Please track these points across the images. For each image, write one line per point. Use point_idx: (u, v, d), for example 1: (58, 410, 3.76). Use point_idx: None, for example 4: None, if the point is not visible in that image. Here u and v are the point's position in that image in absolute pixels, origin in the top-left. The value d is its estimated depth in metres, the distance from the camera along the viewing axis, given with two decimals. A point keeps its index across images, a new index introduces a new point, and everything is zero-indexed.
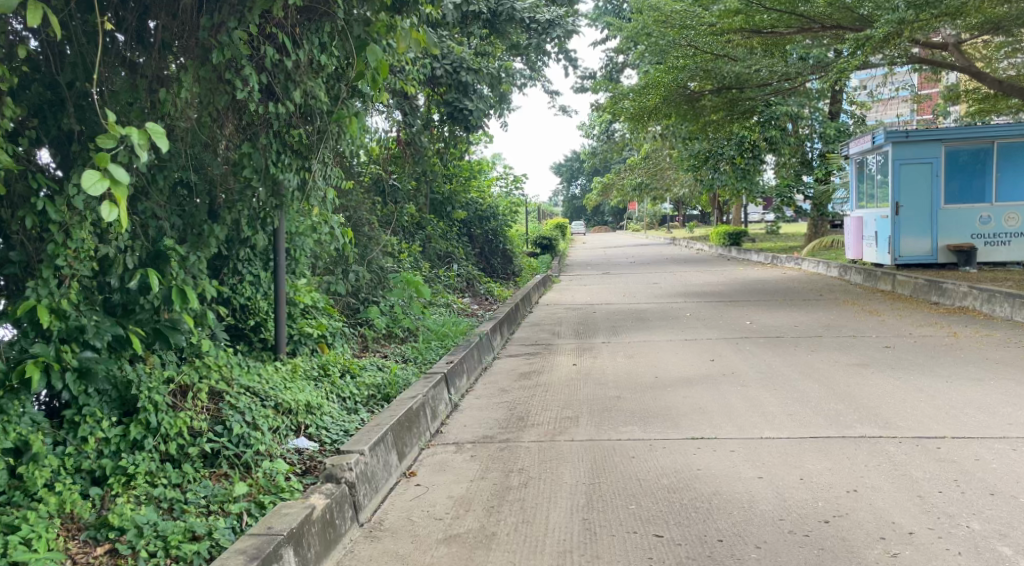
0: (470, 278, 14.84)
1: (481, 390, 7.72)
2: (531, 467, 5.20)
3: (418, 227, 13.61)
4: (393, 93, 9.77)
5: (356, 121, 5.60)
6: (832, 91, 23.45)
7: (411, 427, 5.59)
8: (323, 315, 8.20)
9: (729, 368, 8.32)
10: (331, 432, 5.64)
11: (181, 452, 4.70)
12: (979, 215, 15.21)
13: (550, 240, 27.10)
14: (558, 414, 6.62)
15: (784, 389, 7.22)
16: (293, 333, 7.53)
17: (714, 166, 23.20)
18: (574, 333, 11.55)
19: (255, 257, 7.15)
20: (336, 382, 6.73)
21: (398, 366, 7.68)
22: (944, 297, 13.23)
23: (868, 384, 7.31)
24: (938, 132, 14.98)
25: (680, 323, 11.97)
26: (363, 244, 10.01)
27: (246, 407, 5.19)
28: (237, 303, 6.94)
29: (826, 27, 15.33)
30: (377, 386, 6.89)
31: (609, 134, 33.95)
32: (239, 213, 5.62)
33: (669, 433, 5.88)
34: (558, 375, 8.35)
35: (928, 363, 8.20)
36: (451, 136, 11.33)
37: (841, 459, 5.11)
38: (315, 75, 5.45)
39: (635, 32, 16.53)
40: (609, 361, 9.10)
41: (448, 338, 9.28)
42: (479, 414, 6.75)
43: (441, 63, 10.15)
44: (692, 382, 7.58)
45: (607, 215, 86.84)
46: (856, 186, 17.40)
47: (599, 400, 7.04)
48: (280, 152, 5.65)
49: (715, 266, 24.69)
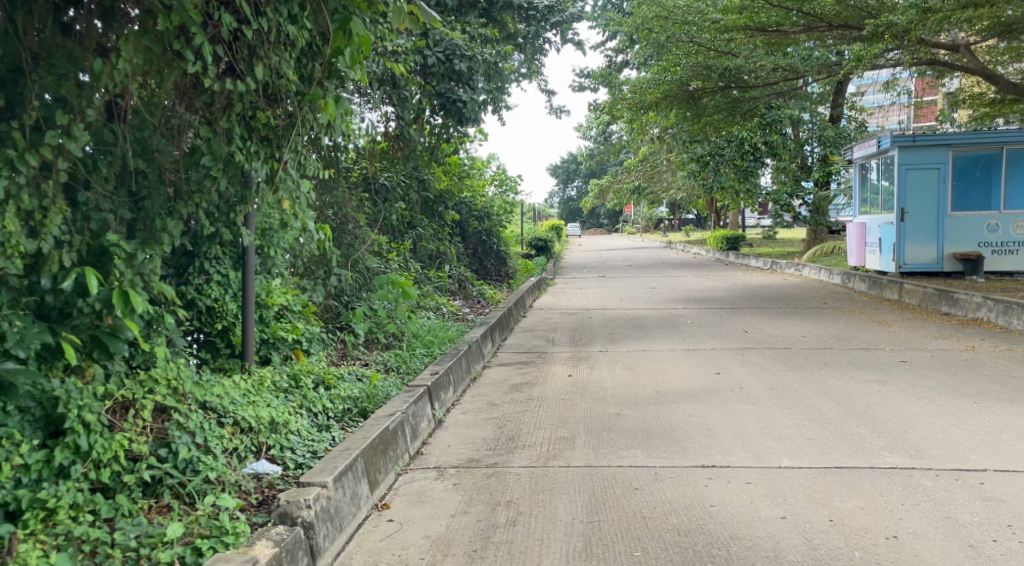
0: (461, 280, 14.26)
1: (468, 404, 7.10)
2: (521, 501, 4.58)
3: (408, 226, 12.99)
4: (381, 80, 9.19)
5: (334, 103, 5.02)
6: (834, 94, 22.78)
7: (386, 451, 4.95)
8: (299, 319, 7.60)
9: (737, 382, 7.72)
10: (297, 454, 5.07)
11: (115, 479, 4.07)
12: (987, 223, 14.60)
13: (546, 242, 26.56)
14: (552, 434, 6.01)
15: (799, 408, 6.64)
16: (264, 337, 7.01)
17: (714, 169, 22.35)
18: (569, 340, 10.94)
19: (224, 254, 6.56)
20: (308, 394, 6.14)
21: (378, 377, 7.10)
22: (955, 307, 12.65)
23: (890, 404, 6.73)
24: (946, 137, 14.36)
25: (680, 332, 11.38)
26: (346, 244, 9.39)
27: (198, 426, 4.56)
28: (202, 306, 6.37)
29: (834, 26, 14.79)
30: (354, 399, 6.30)
31: (606, 135, 33.31)
32: (197, 207, 4.99)
33: (675, 459, 5.27)
34: (552, 388, 7.74)
35: (952, 381, 7.63)
36: (443, 131, 10.69)
37: (873, 496, 4.56)
38: (285, 50, 4.91)
39: (636, 27, 15.92)
40: (607, 371, 8.50)
41: (434, 345, 8.64)
42: (465, 432, 6.14)
43: (433, 51, 9.58)
44: (699, 397, 6.98)
45: (601, 216, 86.46)
46: (858, 190, 16.89)
47: (597, 418, 6.43)
48: (244, 138, 5.05)
49: (715, 271, 24.10)
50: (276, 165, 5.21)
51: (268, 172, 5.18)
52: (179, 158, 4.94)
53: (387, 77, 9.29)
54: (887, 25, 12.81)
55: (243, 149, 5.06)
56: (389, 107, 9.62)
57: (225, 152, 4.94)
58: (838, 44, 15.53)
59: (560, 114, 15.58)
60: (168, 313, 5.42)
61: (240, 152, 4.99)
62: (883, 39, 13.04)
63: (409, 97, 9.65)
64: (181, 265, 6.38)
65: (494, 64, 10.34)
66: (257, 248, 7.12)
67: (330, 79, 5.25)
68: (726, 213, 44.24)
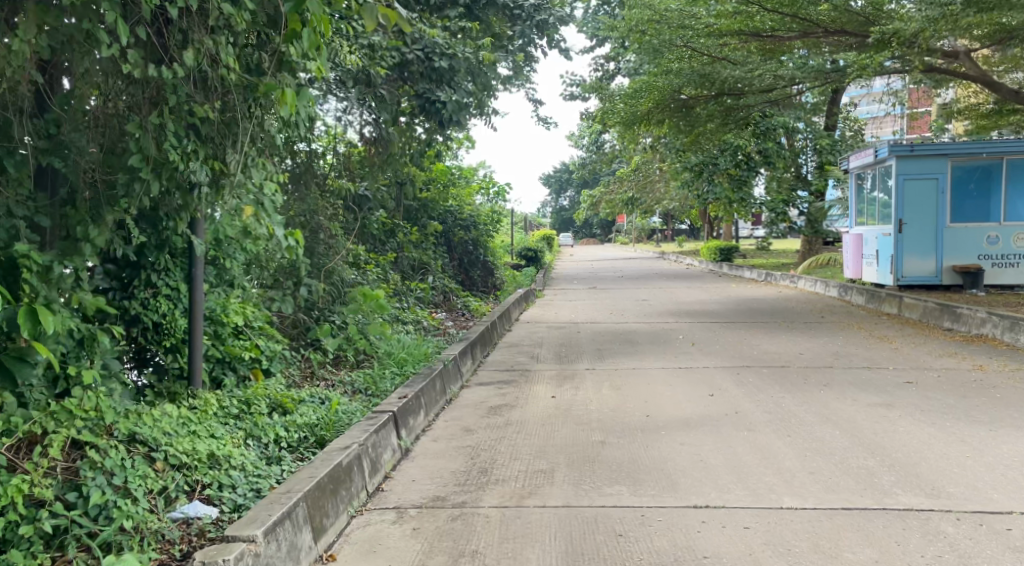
0: (446, 292, 13.68)
1: (441, 430, 6.53)
2: (488, 551, 4.06)
3: (390, 235, 12.42)
4: (354, 80, 8.62)
5: (291, 93, 4.56)
6: (829, 104, 22.27)
7: (337, 491, 4.43)
8: (260, 336, 7.03)
9: (732, 406, 7.16)
10: (238, 492, 4.52)
11: (10, 531, 3.55)
12: (986, 235, 14.09)
13: (536, 252, 25.98)
14: (529, 466, 5.46)
15: (801, 436, 6.07)
16: (218, 357, 6.46)
17: (708, 179, 21.98)
18: (556, 356, 10.36)
19: (173, 265, 6.02)
20: (260, 420, 5.61)
21: (343, 400, 6.53)
22: (958, 322, 12.13)
23: (899, 432, 6.17)
24: (943, 147, 13.92)
25: (671, 348, 10.82)
26: (318, 255, 8.85)
27: (118, 465, 4.02)
28: (148, 323, 5.84)
29: (830, 31, 14.31)
30: (312, 426, 5.75)
31: (598, 145, 32.82)
32: (125, 215, 4.46)
33: (665, 498, 4.71)
34: (533, 411, 7.18)
35: (963, 406, 7.07)
36: (425, 137, 10.09)
37: (888, 545, 4.02)
38: (222, 34, 4.45)
39: (627, 32, 15.40)
40: (593, 393, 7.92)
41: (408, 364, 8.03)
42: (433, 465, 5.56)
43: (410, 49, 8.99)
44: (692, 424, 6.43)
45: (593, 227, 86.06)
46: (855, 201, 16.35)
47: (579, 447, 5.87)
48: (179, 137, 4.54)
49: (708, 283, 23.58)
50: (220, 166, 4.77)
51: (209, 173, 4.72)
52: (98, 158, 4.40)
53: (360, 76, 8.70)
54: (900, 28, 12.25)
55: (181, 147, 4.58)
56: (365, 110, 9.10)
57: (158, 153, 4.46)
58: (832, 52, 14.81)
59: (547, 124, 15.06)
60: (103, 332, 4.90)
61: (176, 152, 4.50)
62: (890, 46, 12.56)
63: (386, 97, 9.07)
64: (126, 278, 5.85)
65: (477, 68, 9.77)
66: (211, 259, 6.56)
67: (286, 72, 4.77)
68: (722, 225, 43.71)
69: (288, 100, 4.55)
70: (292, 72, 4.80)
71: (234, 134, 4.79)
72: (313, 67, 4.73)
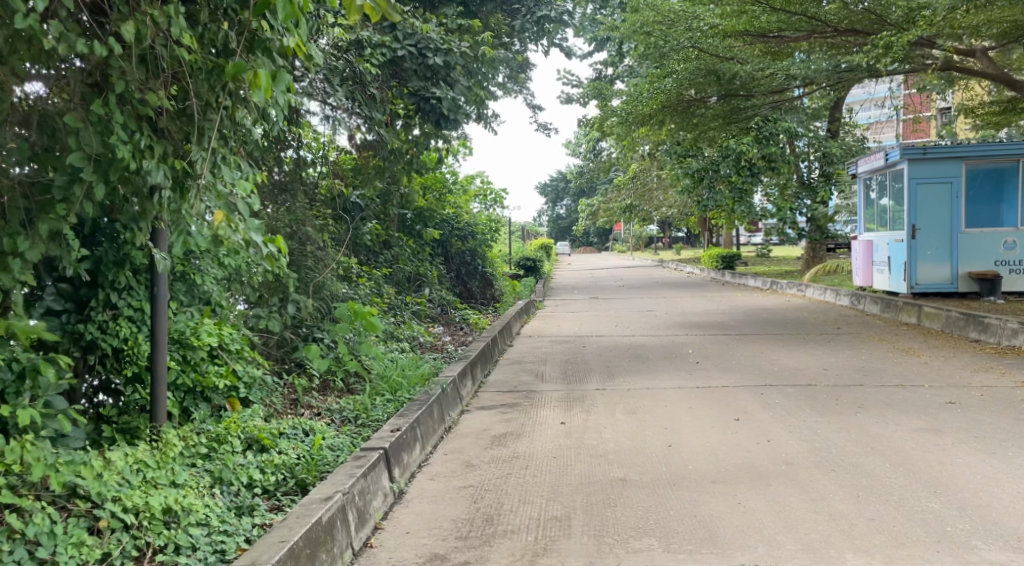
0: (444, 304, 13.01)
1: (440, 466, 5.82)
2: None
3: (384, 247, 11.70)
4: (348, 82, 7.99)
5: (265, 74, 3.92)
6: (831, 106, 21.62)
7: (312, 556, 3.85)
8: (238, 360, 6.25)
9: (762, 434, 6.45)
10: (196, 554, 3.86)
11: None
12: (1003, 240, 13.41)
13: (535, 262, 25.24)
14: (543, 511, 4.80)
15: (847, 471, 5.39)
16: (190, 385, 5.74)
17: (709, 186, 21.61)
18: (561, 375, 9.64)
19: (136, 282, 5.32)
20: (232, 461, 4.92)
21: (327, 434, 5.82)
22: (985, 333, 11.42)
23: (957, 465, 5.48)
24: (958, 149, 13.27)
25: (683, 364, 10.10)
26: (305, 269, 8.11)
27: (46, 531, 3.48)
28: (107, 349, 5.14)
29: (840, 31, 13.43)
30: (290, 469, 5.07)
31: (596, 153, 32.22)
32: (63, 224, 3.80)
33: (706, 557, 4.12)
34: (543, 439, 6.49)
35: (1019, 430, 6.36)
36: (421, 140, 9.19)
37: None
38: (173, 4, 3.83)
39: (631, 33, 14.68)
40: (607, 417, 7.22)
41: (402, 389, 7.26)
42: (432, 510, 4.88)
43: (401, 44, 8.26)
44: (722, 459, 5.72)
45: (590, 235, 85.65)
46: (864, 207, 15.66)
47: (598, 487, 5.21)
48: (128, 135, 3.89)
49: (714, 292, 22.85)
50: (184, 166, 4.08)
51: (169, 174, 4.04)
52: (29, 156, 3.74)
53: (348, 74, 8.02)
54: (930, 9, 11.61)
55: (131, 142, 3.88)
56: (358, 114, 8.24)
57: (103, 150, 3.81)
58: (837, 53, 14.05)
59: (547, 131, 14.42)
60: (51, 361, 4.22)
61: (125, 148, 3.82)
62: (915, 25, 11.90)
63: (376, 95, 8.28)
64: (82, 297, 5.15)
65: (473, 65, 9.03)
66: (179, 274, 5.86)
67: (261, 55, 4.15)
68: (722, 231, 43.10)
69: (261, 83, 3.92)
70: (266, 53, 4.16)
71: (202, 123, 4.12)
72: (290, 44, 4.14)
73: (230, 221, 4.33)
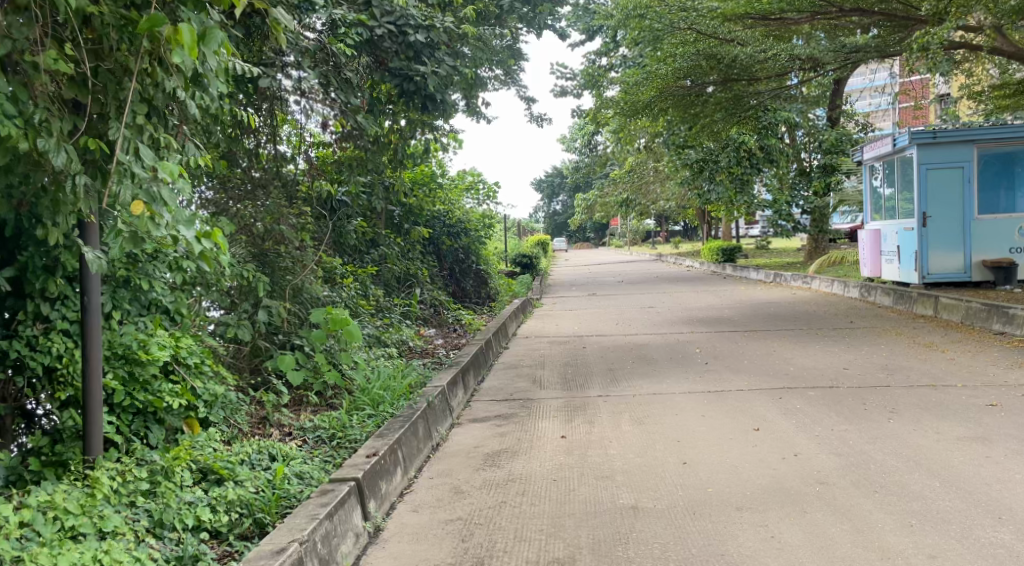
0: (436, 304, 12.28)
1: (424, 494, 5.09)
2: None
3: (370, 246, 10.98)
4: (319, 63, 7.24)
5: (189, 29, 3.25)
6: (832, 93, 20.83)
7: None
8: (198, 377, 5.43)
9: (787, 447, 5.73)
10: None
11: None
12: (1019, 226, 12.68)
13: (531, 258, 24.56)
14: (540, 554, 4.10)
15: (891, 492, 4.67)
16: (138, 408, 4.98)
17: (709, 178, 20.80)
18: (561, 380, 8.92)
19: (71, 291, 4.57)
20: (179, 498, 4.22)
21: (293, 463, 5.02)
22: (1011, 325, 10.68)
23: (1018, 483, 4.75)
24: (970, 132, 12.54)
25: (691, 366, 9.39)
26: (279, 270, 7.33)
27: None
28: (35, 371, 4.39)
29: (845, 11, 12.58)
30: (247, 504, 4.37)
31: (592, 146, 31.44)
32: None
33: None
34: (541, 457, 5.78)
35: None
36: (409, 129, 8.55)
37: None
38: None
39: (623, 17, 13.44)
40: (613, 429, 6.51)
41: (383, 404, 6.50)
42: (410, 554, 4.18)
43: (380, 22, 7.43)
44: (745, 479, 5.01)
45: (587, 230, 84.69)
46: (870, 194, 14.96)
47: (606, 517, 4.50)
48: (16, 109, 3.28)
49: (713, 286, 22.19)
50: (98, 145, 3.47)
51: (75, 155, 3.39)
52: None
53: (320, 54, 7.27)
54: None
55: (22, 116, 3.28)
56: (325, 104, 7.46)
57: None
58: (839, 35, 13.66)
59: (540, 122, 13.60)
60: None
61: (14, 123, 3.21)
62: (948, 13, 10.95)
63: (353, 78, 7.51)
64: (7, 310, 4.41)
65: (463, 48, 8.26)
66: (122, 280, 5.03)
67: (192, 8, 3.58)
68: (721, 224, 42.28)
69: (184, 40, 3.25)
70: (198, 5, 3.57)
71: (119, 93, 3.56)
72: None
73: (153, 215, 3.56)
